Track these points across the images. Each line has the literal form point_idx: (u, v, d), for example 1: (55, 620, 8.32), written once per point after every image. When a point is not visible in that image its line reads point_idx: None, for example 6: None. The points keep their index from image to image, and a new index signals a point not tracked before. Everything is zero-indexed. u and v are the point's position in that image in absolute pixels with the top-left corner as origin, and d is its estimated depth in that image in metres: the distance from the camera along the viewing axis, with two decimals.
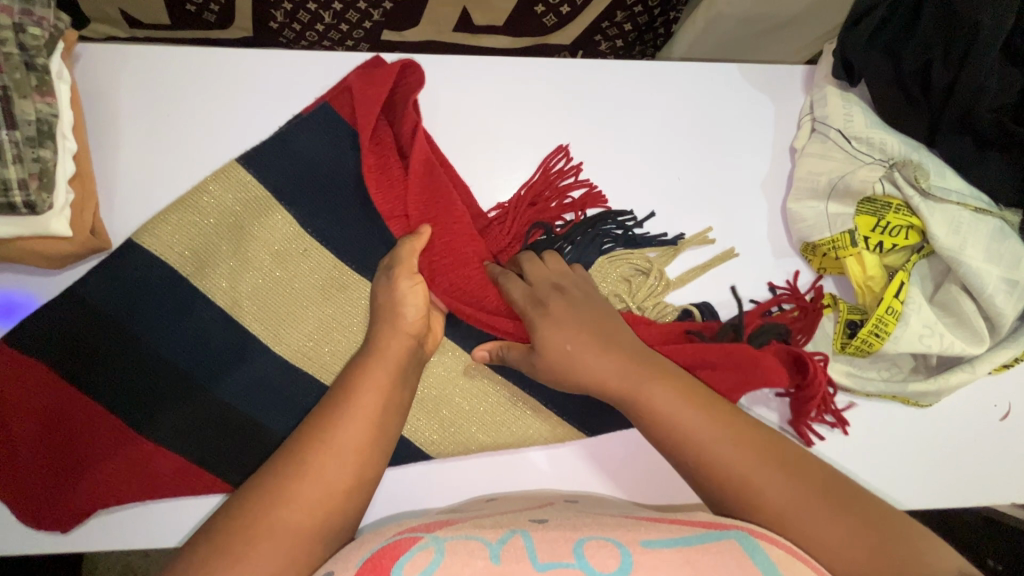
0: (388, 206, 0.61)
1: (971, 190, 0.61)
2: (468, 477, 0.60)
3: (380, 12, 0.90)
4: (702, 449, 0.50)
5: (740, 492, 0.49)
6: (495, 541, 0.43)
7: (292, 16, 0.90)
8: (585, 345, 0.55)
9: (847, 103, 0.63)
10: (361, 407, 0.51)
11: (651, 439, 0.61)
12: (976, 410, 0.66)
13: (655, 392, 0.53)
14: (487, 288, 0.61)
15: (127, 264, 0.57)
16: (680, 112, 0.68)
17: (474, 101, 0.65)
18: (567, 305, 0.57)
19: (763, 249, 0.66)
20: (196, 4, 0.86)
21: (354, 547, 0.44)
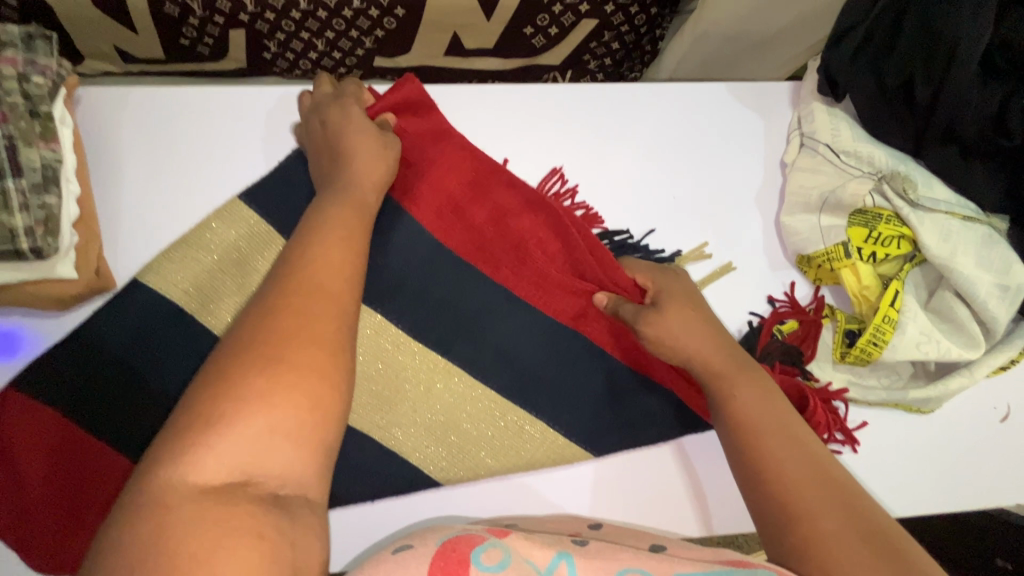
0: (464, 241, 0.63)
1: (957, 199, 0.62)
2: (472, 505, 0.60)
3: (371, 40, 0.91)
4: (774, 463, 0.51)
5: (792, 515, 0.48)
6: (542, 569, 0.43)
7: (285, 46, 0.90)
8: (683, 341, 0.57)
9: (834, 118, 0.65)
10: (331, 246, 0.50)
11: (658, 464, 0.63)
12: (977, 413, 0.67)
13: (744, 404, 0.54)
14: (558, 302, 0.63)
15: (133, 303, 0.58)
16: (671, 130, 0.69)
17: (471, 130, 0.67)
18: (676, 305, 0.59)
19: (760, 261, 0.68)
20: (190, 37, 0.86)
21: (432, 533, 0.48)
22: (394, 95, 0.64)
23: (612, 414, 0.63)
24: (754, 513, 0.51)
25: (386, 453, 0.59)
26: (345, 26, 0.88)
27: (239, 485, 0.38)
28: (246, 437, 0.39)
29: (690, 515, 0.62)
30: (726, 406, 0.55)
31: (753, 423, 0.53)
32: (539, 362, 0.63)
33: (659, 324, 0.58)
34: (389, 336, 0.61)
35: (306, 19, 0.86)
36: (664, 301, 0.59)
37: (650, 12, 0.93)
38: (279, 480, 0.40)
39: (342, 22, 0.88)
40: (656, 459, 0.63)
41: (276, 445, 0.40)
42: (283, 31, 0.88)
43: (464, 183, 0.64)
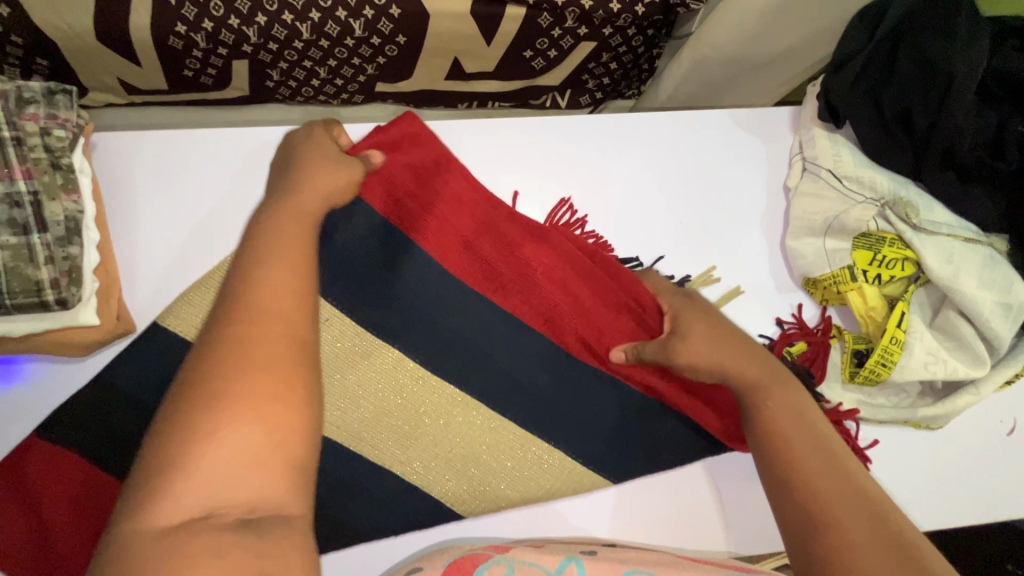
0: (477, 275, 0.64)
1: (959, 221, 0.63)
2: (499, 529, 0.60)
3: (374, 66, 0.92)
4: (802, 474, 0.50)
5: (821, 523, 0.47)
6: (552, 569, 0.50)
7: (288, 74, 0.91)
8: (711, 357, 0.58)
9: (835, 143, 0.66)
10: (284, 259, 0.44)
11: (675, 486, 0.64)
12: (985, 427, 0.69)
13: (776, 410, 0.55)
14: (580, 324, 0.64)
15: (153, 347, 0.58)
16: (675, 156, 0.71)
17: (481, 162, 0.68)
18: (697, 323, 0.60)
19: (767, 284, 0.69)
20: (193, 68, 0.87)
21: (438, 554, 0.53)
22: (392, 132, 0.64)
23: (628, 441, 0.63)
24: (781, 523, 0.50)
25: (408, 487, 0.60)
26: (347, 54, 0.89)
27: (201, 521, 0.34)
28: (205, 470, 0.35)
29: (712, 535, 0.63)
30: (758, 414, 0.55)
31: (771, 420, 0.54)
32: (553, 390, 0.63)
33: (687, 347, 0.58)
34: (407, 370, 0.61)
35: (309, 48, 0.87)
36: (683, 326, 0.60)
37: (647, 33, 0.94)
38: (247, 505, 0.36)
39: (344, 50, 0.88)
40: (673, 482, 0.64)
41: (242, 473, 0.36)
42: (286, 61, 0.88)
43: (473, 218, 0.64)
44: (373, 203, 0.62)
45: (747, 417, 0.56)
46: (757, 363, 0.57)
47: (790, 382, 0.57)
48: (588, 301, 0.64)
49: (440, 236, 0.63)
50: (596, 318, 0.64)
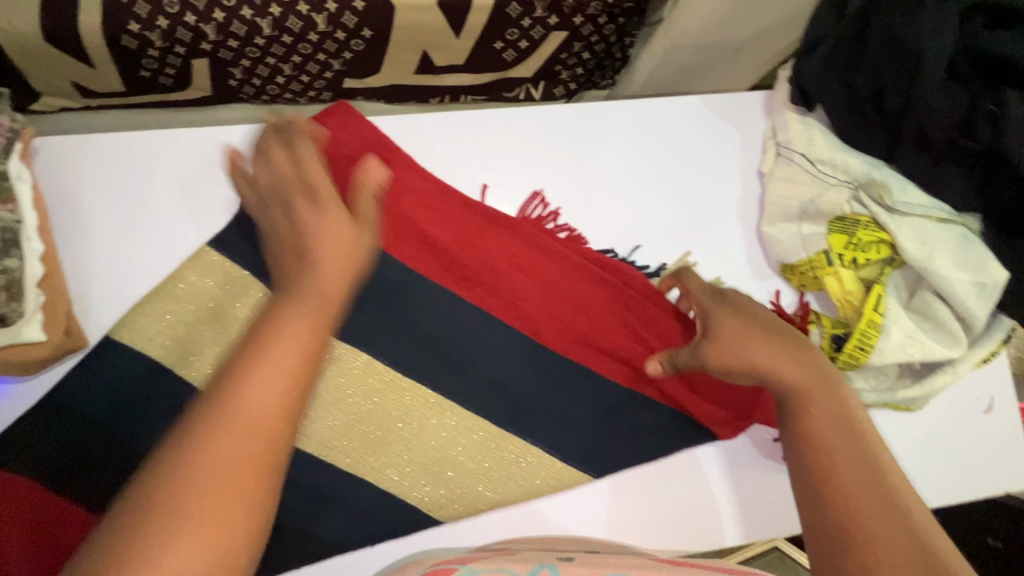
0: (430, 263, 0.62)
1: (932, 202, 0.63)
2: (477, 536, 0.58)
3: (340, 62, 0.89)
4: (839, 488, 0.48)
5: (862, 550, 0.45)
6: None
7: (251, 72, 0.87)
8: (751, 357, 0.55)
9: (807, 128, 0.65)
10: (282, 363, 0.44)
11: (654, 477, 0.62)
12: (963, 405, 0.69)
13: (820, 421, 0.52)
14: (558, 307, 0.63)
15: (106, 361, 0.55)
16: (649, 146, 0.69)
17: (449, 156, 0.66)
18: (734, 322, 0.57)
19: (745, 272, 0.68)
20: (150, 68, 0.82)
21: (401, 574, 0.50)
22: (328, 120, 0.63)
23: (607, 436, 0.62)
24: (817, 544, 0.48)
25: (382, 494, 0.58)
26: (311, 49, 0.86)
27: None
28: None
29: (709, 525, 0.62)
30: (802, 426, 0.53)
31: (822, 440, 0.51)
32: (530, 387, 0.61)
33: (723, 345, 0.56)
34: (376, 374, 0.59)
35: (270, 44, 0.83)
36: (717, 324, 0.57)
37: (618, 21, 0.93)
38: None
39: (308, 46, 0.85)
40: (651, 471, 0.62)
41: None
42: (248, 58, 0.85)
43: (421, 204, 0.62)
44: None
45: (794, 429, 0.53)
46: (816, 375, 0.54)
47: (842, 392, 0.54)
48: (563, 283, 0.63)
49: (391, 222, 0.62)
50: (572, 303, 0.63)
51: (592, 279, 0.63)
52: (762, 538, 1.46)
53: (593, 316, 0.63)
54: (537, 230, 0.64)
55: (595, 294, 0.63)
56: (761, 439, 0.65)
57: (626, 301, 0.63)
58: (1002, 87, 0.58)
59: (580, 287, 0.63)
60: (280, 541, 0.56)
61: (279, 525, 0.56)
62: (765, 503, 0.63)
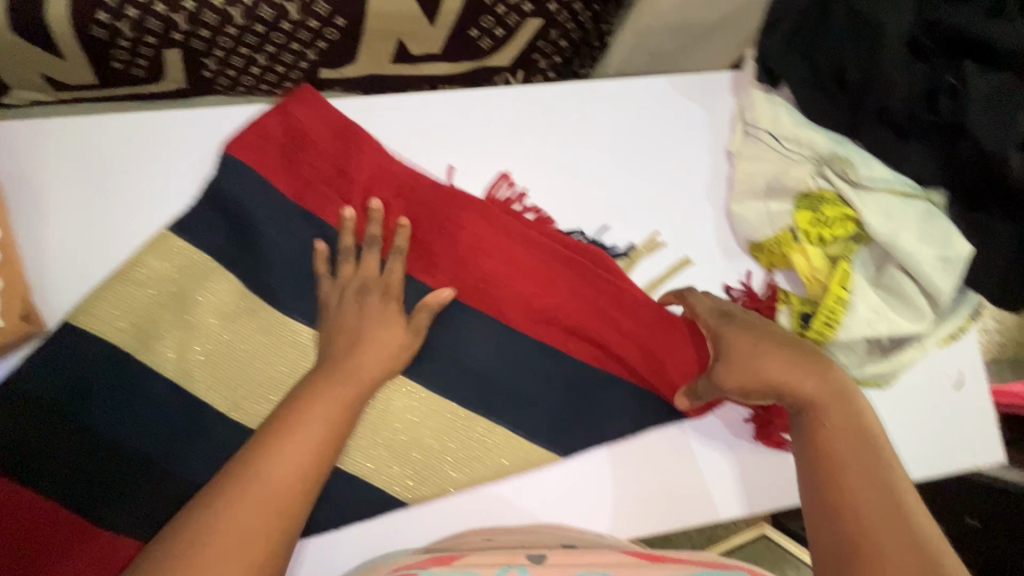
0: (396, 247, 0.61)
1: (896, 175, 0.62)
2: (444, 531, 0.58)
3: (314, 51, 0.87)
4: (848, 498, 0.50)
5: (861, 556, 0.47)
6: None
7: (225, 63, 0.86)
8: (761, 366, 0.56)
9: (773, 105, 0.65)
10: (312, 438, 0.52)
11: (622, 459, 0.62)
12: (932, 381, 0.69)
13: (834, 433, 0.53)
14: (531, 290, 0.63)
15: (64, 347, 0.55)
16: (618, 127, 0.69)
17: (413, 137, 0.65)
18: (746, 331, 0.59)
19: (714, 251, 0.68)
20: (122, 59, 0.81)
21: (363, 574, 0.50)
22: (289, 101, 0.61)
23: (574, 416, 0.62)
24: (819, 549, 0.50)
25: (347, 479, 0.57)
26: (285, 38, 0.85)
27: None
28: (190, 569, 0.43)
29: (685, 507, 0.61)
30: (817, 437, 0.54)
31: (831, 451, 0.53)
32: (497, 367, 0.61)
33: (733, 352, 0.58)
34: None
35: (243, 35, 0.83)
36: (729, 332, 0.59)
37: (593, 7, 0.93)
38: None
39: (281, 36, 0.84)
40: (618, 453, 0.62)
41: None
42: (221, 48, 0.84)
43: (385, 188, 0.62)
44: (264, 172, 0.59)
45: (804, 438, 0.55)
46: (829, 385, 0.55)
47: (856, 404, 0.55)
48: (534, 265, 0.63)
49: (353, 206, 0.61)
50: (541, 287, 0.63)
51: (563, 262, 0.63)
52: (748, 524, 1.47)
53: (568, 300, 0.63)
54: (506, 211, 0.64)
55: (568, 278, 0.63)
56: (732, 419, 0.65)
57: (599, 288, 0.63)
58: (959, 63, 0.59)
59: (551, 271, 0.63)
60: None
61: None
62: (739, 482, 0.63)
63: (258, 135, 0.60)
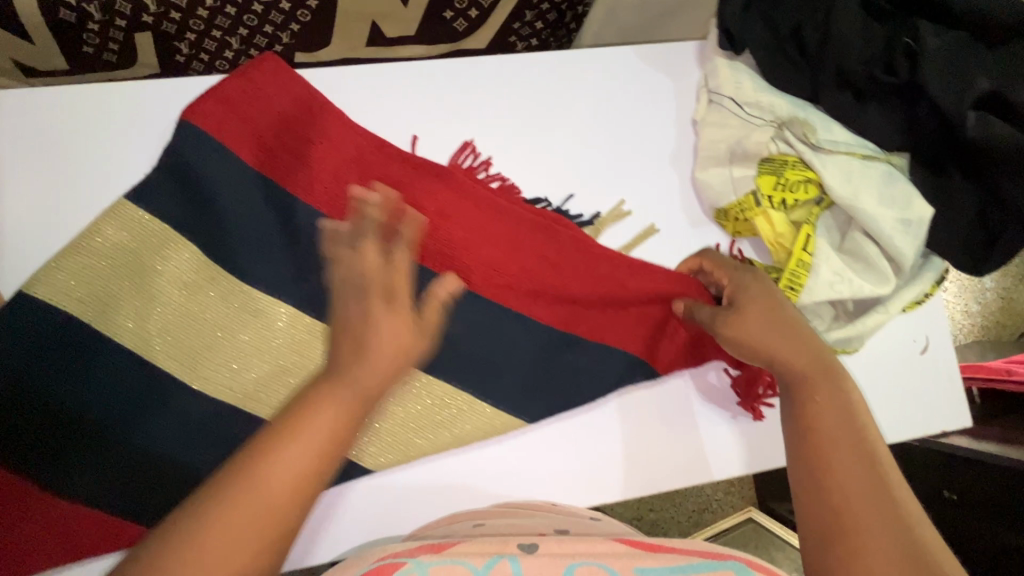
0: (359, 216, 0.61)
1: (856, 140, 0.63)
2: (418, 514, 0.60)
3: (288, 34, 0.87)
4: (834, 476, 0.49)
5: (843, 531, 0.46)
6: (479, 566, 0.44)
7: (198, 46, 0.85)
8: (766, 341, 0.57)
9: (735, 71, 0.65)
10: (300, 441, 0.45)
11: (592, 431, 0.64)
12: (899, 347, 0.70)
13: (825, 409, 0.53)
14: (498, 258, 0.62)
15: (20, 317, 0.54)
16: (583, 97, 0.69)
17: (375, 108, 0.65)
18: (756, 304, 0.59)
19: (680, 219, 0.68)
20: (93, 44, 0.81)
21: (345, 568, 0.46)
22: (247, 68, 0.59)
23: (538, 382, 0.62)
24: (802, 522, 0.49)
25: None
26: (258, 21, 0.84)
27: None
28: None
29: (654, 473, 0.64)
30: (804, 414, 0.54)
31: (819, 426, 0.52)
32: (462, 335, 0.61)
33: (739, 322, 0.59)
34: (303, 325, 0.59)
35: (215, 17, 0.82)
36: (741, 303, 0.60)
37: None
38: None
39: (253, 18, 0.84)
40: (587, 425, 0.64)
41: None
42: (193, 31, 0.83)
43: (351, 157, 0.61)
44: (225, 142, 0.58)
45: (791, 412, 0.55)
46: (821, 363, 0.55)
47: (846, 384, 0.55)
48: (500, 233, 0.63)
49: (316, 175, 0.60)
50: (508, 255, 0.62)
51: (530, 229, 0.63)
52: (734, 508, 1.47)
53: (536, 267, 0.63)
54: (470, 180, 0.63)
55: (536, 246, 0.63)
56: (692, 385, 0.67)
57: (567, 254, 0.63)
58: (911, 21, 0.59)
59: (519, 238, 0.63)
60: None
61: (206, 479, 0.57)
62: (706, 446, 0.65)
63: (220, 104, 0.58)
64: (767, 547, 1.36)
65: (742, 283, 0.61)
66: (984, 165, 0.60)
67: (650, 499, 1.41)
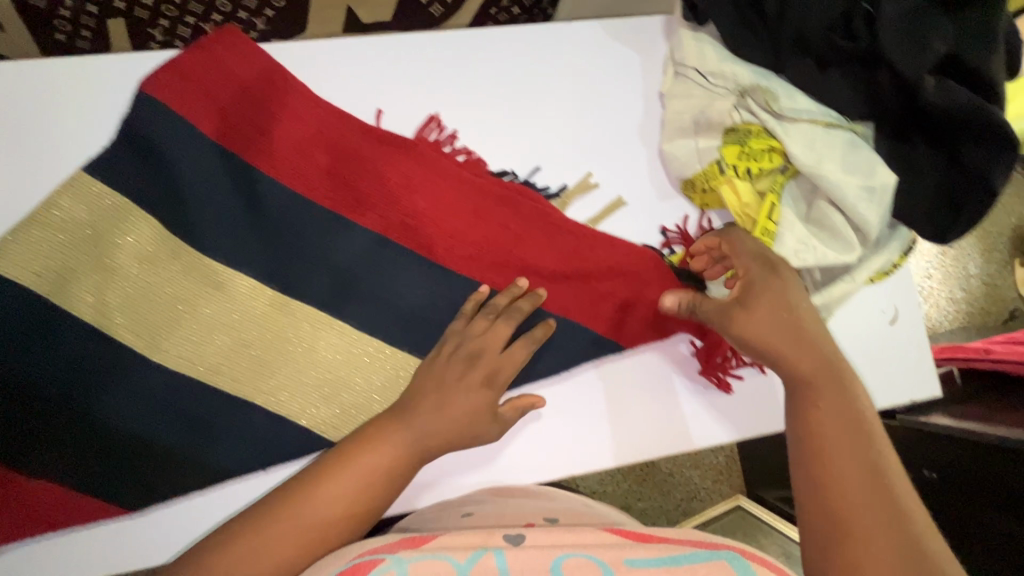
0: (325, 188, 0.61)
1: (820, 108, 0.63)
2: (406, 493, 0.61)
3: (262, 20, 0.87)
4: (833, 476, 0.51)
5: (839, 533, 0.48)
6: (463, 560, 0.46)
7: (172, 33, 0.85)
8: (771, 340, 0.58)
9: (699, 42, 0.65)
10: (349, 474, 0.52)
11: (576, 399, 0.64)
12: (868, 317, 0.70)
13: (826, 413, 0.54)
14: (465, 230, 0.62)
15: None
16: (550, 70, 0.68)
17: (336, 80, 0.64)
18: (765, 300, 0.59)
19: (647, 191, 0.68)
20: (65, 31, 0.82)
21: (332, 561, 0.48)
22: (208, 39, 0.59)
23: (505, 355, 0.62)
24: (804, 525, 0.51)
25: (274, 419, 0.57)
26: (233, 8, 0.84)
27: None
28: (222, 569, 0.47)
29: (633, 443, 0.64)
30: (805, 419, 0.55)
31: (820, 431, 0.54)
32: (428, 307, 0.61)
33: (750, 320, 0.58)
34: (265, 298, 0.58)
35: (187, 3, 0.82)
36: (752, 297, 0.59)
37: None
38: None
39: (227, 5, 0.83)
40: (570, 394, 0.64)
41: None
42: (166, 17, 0.83)
43: (313, 128, 0.60)
44: (185, 113, 0.58)
45: (794, 415, 0.56)
46: (823, 366, 0.56)
47: (849, 387, 0.56)
48: (467, 204, 0.63)
49: (280, 147, 0.60)
50: (474, 226, 0.63)
51: (498, 199, 0.63)
52: (723, 496, 1.47)
53: (504, 236, 0.63)
54: (434, 152, 0.63)
55: (504, 216, 0.63)
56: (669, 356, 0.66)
57: (535, 224, 0.63)
58: None
59: (486, 209, 0.63)
60: (172, 466, 0.56)
61: (168, 453, 0.56)
62: (685, 415, 0.66)
63: (180, 77, 0.57)
64: (755, 534, 1.35)
65: (752, 275, 0.60)
66: (944, 128, 0.60)
67: (638, 488, 1.40)
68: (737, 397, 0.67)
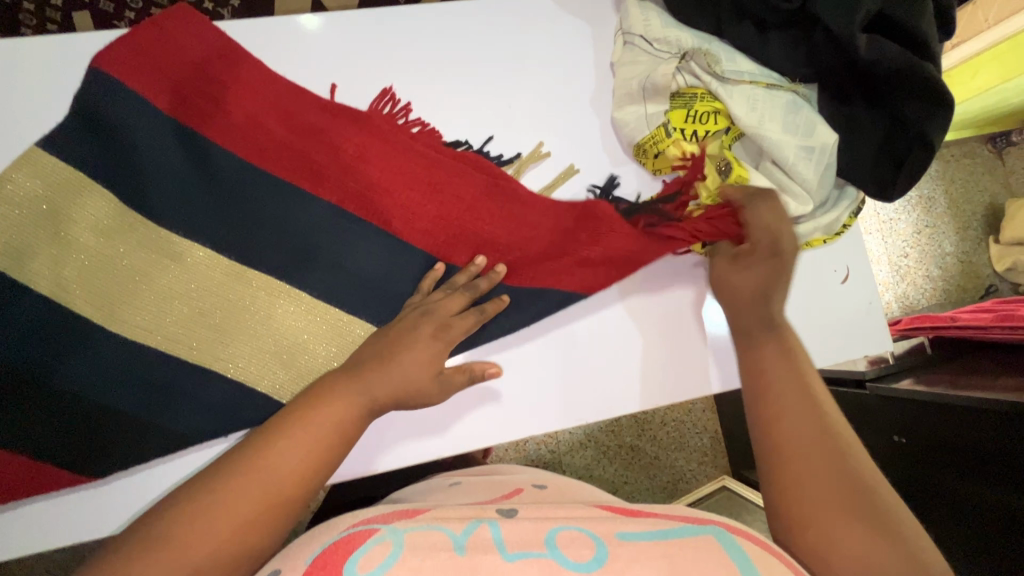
0: (277, 159, 0.61)
1: (761, 70, 0.65)
2: (405, 445, 0.64)
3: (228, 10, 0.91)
4: (784, 431, 0.52)
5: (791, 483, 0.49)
6: (458, 532, 0.44)
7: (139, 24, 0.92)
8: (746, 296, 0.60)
9: (644, 10, 0.67)
10: (308, 442, 0.51)
11: (566, 358, 0.66)
12: (821, 276, 0.72)
13: (772, 370, 0.56)
14: (417, 199, 0.63)
15: None
16: (502, 41, 0.70)
17: (290, 54, 0.65)
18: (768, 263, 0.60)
19: (600, 159, 0.70)
20: (32, 25, 0.87)
21: (304, 545, 0.45)
22: (160, 15, 0.60)
23: None
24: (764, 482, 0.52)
25: (233, 385, 0.59)
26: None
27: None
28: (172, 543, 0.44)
29: (602, 398, 0.66)
30: (770, 422, 0.53)
31: (769, 388, 0.55)
32: (384, 273, 0.62)
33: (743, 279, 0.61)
34: (222, 267, 0.60)
35: None
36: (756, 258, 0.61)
37: None
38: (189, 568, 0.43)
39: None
40: (559, 351, 0.66)
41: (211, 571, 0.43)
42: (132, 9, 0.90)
43: (265, 99, 0.61)
44: (137, 89, 0.58)
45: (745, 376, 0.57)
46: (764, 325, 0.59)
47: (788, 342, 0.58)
48: (417, 172, 0.63)
49: (231, 120, 0.60)
50: (425, 194, 0.63)
51: (450, 166, 0.64)
52: (708, 478, 1.47)
53: (456, 202, 0.63)
54: (388, 122, 0.64)
55: (457, 183, 0.63)
56: (630, 312, 0.68)
57: (485, 190, 0.64)
58: None
59: (438, 177, 0.63)
60: (135, 433, 0.57)
61: (130, 421, 0.57)
62: (662, 368, 0.68)
63: (135, 53, 0.58)
64: (740, 514, 1.36)
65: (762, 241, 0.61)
66: (881, 86, 0.61)
67: (623, 471, 1.41)
68: (708, 349, 0.68)
